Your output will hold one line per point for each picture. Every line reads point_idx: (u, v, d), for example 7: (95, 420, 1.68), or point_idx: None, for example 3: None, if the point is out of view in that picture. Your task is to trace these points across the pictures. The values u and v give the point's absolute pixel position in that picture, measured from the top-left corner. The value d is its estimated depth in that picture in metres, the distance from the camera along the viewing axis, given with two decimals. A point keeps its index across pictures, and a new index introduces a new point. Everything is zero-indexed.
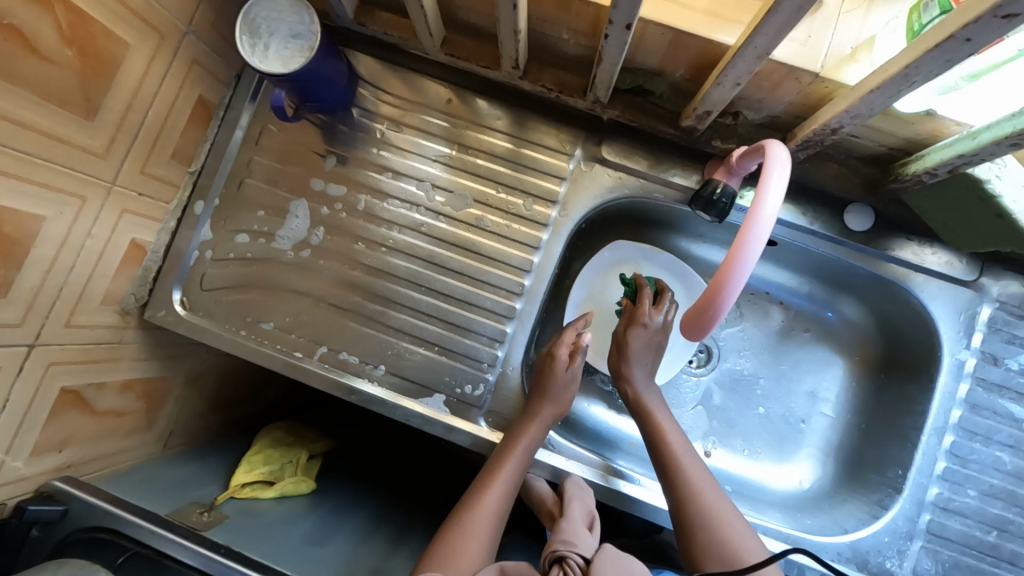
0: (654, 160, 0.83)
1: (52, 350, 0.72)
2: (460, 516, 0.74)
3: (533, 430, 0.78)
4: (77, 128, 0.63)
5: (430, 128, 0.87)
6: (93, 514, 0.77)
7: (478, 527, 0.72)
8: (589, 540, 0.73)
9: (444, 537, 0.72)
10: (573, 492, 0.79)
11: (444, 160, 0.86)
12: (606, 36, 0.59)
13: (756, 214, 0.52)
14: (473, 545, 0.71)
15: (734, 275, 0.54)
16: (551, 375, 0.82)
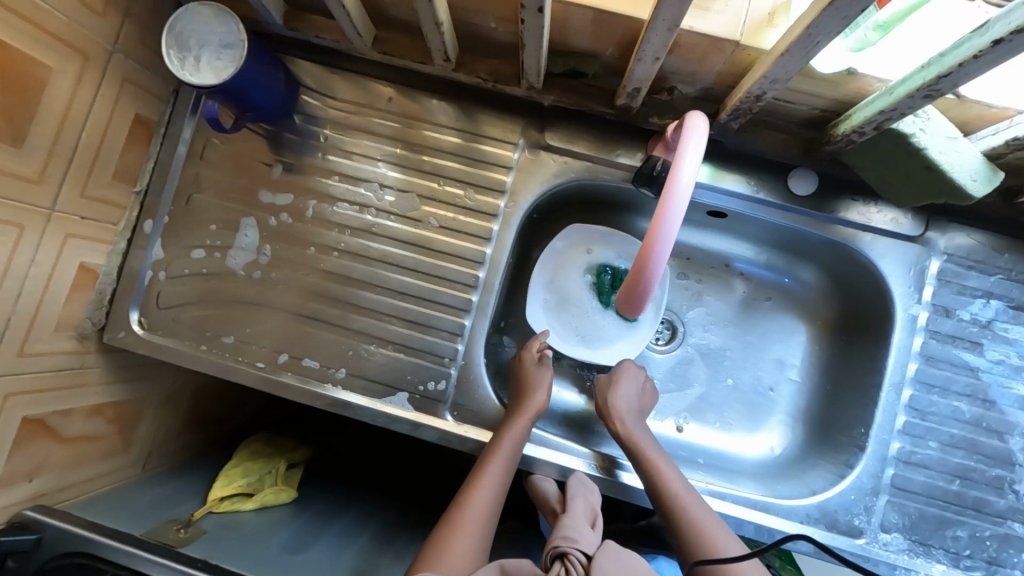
0: (598, 142, 0.83)
1: (8, 381, 0.72)
2: (451, 516, 0.74)
3: (518, 426, 0.79)
4: (6, 155, 0.63)
5: (374, 128, 0.87)
6: (67, 540, 0.77)
7: (468, 525, 0.73)
8: (591, 536, 0.74)
9: (435, 538, 0.72)
10: (575, 490, 0.80)
11: (390, 159, 0.86)
12: (523, 21, 0.60)
13: (675, 182, 0.56)
14: (464, 541, 0.71)
15: (659, 240, 0.57)
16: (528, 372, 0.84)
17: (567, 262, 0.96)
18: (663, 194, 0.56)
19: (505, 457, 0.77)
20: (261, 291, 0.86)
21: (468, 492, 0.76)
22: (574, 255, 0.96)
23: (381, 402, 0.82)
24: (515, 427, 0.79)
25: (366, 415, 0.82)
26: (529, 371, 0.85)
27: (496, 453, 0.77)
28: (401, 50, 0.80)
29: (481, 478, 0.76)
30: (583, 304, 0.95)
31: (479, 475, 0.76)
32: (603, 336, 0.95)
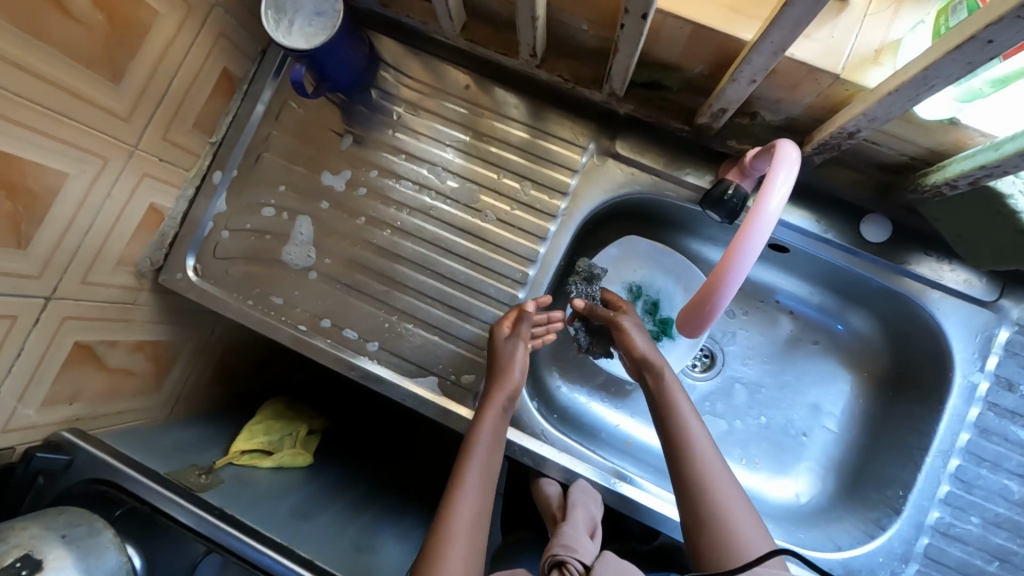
0: (668, 157, 0.82)
1: (65, 305, 0.75)
2: (439, 527, 0.67)
3: (491, 415, 0.75)
4: (103, 89, 0.66)
5: (446, 113, 0.87)
6: (97, 466, 0.81)
7: (461, 535, 0.67)
8: (590, 548, 0.73)
9: (424, 554, 0.65)
10: (577, 498, 0.79)
11: (457, 146, 0.87)
12: (622, 26, 0.59)
13: (762, 213, 0.55)
14: (459, 554, 0.65)
15: (739, 271, 0.56)
16: (495, 345, 0.78)
17: (614, 274, 0.94)
18: (750, 227, 0.55)
19: (489, 453, 0.73)
20: (314, 265, 0.87)
21: (451, 497, 0.70)
22: (622, 268, 0.94)
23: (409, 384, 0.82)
24: (488, 417, 0.75)
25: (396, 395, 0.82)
26: (497, 343, 0.79)
27: (475, 450, 0.73)
28: (487, 40, 0.80)
29: (466, 482, 0.71)
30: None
31: (464, 476, 0.71)
32: None
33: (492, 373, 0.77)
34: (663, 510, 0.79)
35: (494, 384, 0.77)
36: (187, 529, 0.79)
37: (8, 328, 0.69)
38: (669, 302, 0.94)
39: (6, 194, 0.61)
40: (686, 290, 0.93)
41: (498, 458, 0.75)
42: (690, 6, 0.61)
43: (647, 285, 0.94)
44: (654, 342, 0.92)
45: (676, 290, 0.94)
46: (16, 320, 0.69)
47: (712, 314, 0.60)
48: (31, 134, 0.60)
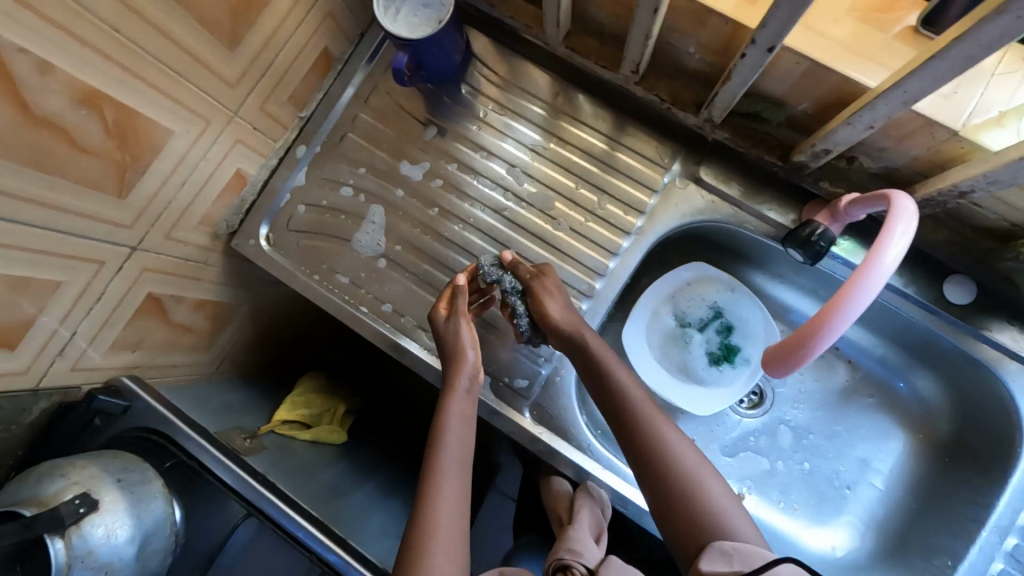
0: (752, 189, 0.82)
1: (147, 257, 0.77)
2: (418, 528, 0.68)
3: (456, 402, 0.76)
4: (219, 55, 0.68)
5: (519, 108, 0.88)
6: (152, 417, 0.83)
7: (445, 533, 0.68)
8: (596, 550, 0.77)
9: (407, 556, 0.66)
10: (583, 502, 0.84)
11: (526, 143, 0.87)
12: (743, 55, 0.59)
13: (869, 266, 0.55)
14: (446, 554, 0.66)
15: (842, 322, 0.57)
16: (438, 328, 0.80)
17: (694, 289, 0.94)
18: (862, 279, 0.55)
19: (450, 444, 0.74)
20: (383, 254, 0.88)
21: (428, 494, 0.71)
22: (702, 285, 0.94)
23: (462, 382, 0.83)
24: (453, 406, 0.76)
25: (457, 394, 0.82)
26: (439, 326, 0.80)
27: (443, 442, 0.74)
28: (587, 51, 0.80)
29: (438, 479, 0.72)
30: (676, 334, 0.94)
31: (437, 471, 0.73)
32: (685, 375, 0.92)
33: (447, 360, 0.78)
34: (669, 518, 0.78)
35: (450, 369, 0.77)
36: (229, 491, 0.81)
37: (95, 272, 0.71)
38: (742, 330, 0.93)
39: (118, 143, 0.63)
40: (757, 323, 0.93)
41: (464, 445, 0.76)
42: (812, 44, 0.61)
43: (725, 308, 0.94)
44: (712, 366, 0.92)
45: (751, 321, 0.93)
46: (103, 266, 0.72)
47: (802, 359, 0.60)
48: (150, 89, 0.62)
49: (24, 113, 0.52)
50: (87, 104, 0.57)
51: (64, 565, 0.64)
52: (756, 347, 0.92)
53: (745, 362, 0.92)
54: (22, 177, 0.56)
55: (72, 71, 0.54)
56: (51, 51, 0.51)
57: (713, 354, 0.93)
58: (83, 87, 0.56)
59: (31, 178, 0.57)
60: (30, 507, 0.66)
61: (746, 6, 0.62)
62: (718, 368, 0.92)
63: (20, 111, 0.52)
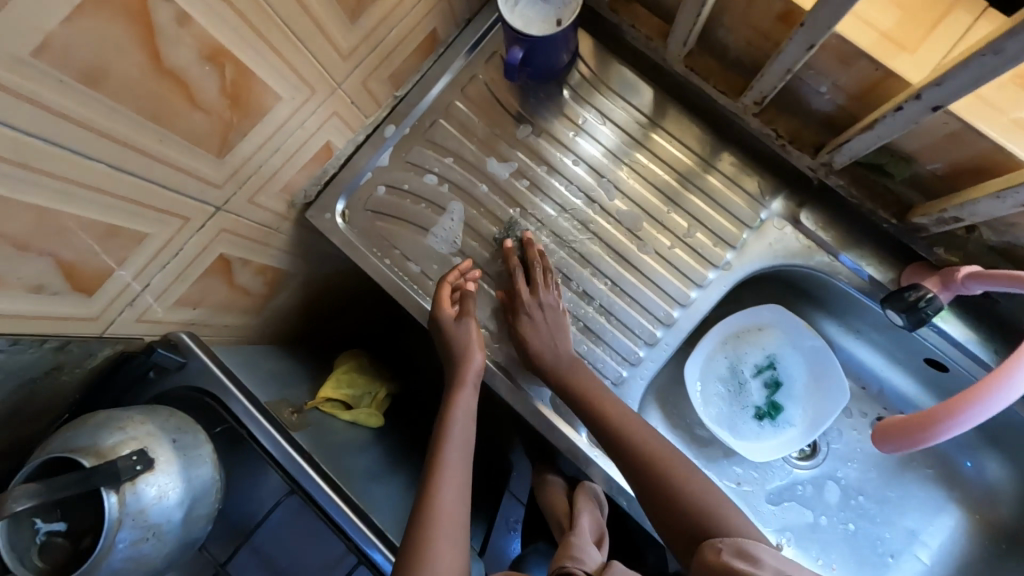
0: (853, 241, 0.79)
1: (227, 218, 0.76)
2: (423, 515, 0.73)
3: (462, 396, 0.80)
4: (340, 27, 0.66)
5: (606, 110, 0.86)
6: (207, 379, 0.81)
7: (449, 521, 0.73)
8: (595, 555, 0.81)
9: (410, 541, 0.71)
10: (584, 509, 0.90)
11: (606, 145, 0.86)
12: (899, 106, 0.57)
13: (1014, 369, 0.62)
14: (450, 540, 0.72)
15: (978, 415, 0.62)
16: (445, 331, 0.80)
17: (752, 337, 0.91)
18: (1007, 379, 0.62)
19: (458, 435, 0.80)
20: (460, 251, 0.86)
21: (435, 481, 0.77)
22: (762, 335, 0.91)
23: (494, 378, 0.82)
24: (460, 400, 0.81)
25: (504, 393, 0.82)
26: (447, 329, 0.80)
27: (448, 432, 0.80)
28: (708, 72, 0.77)
29: (444, 468, 0.78)
30: (725, 378, 0.91)
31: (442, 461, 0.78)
32: (733, 420, 0.90)
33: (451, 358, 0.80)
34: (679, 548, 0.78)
35: (455, 367, 0.80)
36: (272, 463, 0.80)
37: (180, 228, 0.70)
38: (790, 390, 0.90)
39: (230, 103, 0.61)
40: (817, 379, 0.89)
41: (464, 433, 0.82)
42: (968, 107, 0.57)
43: (779, 363, 0.91)
44: (755, 420, 0.90)
45: (803, 382, 0.90)
46: (187, 222, 0.70)
47: (926, 439, 0.65)
48: (270, 52, 0.60)
49: (154, 62, 0.50)
50: (212, 61, 0.55)
51: (116, 520, 0.63)
52: (800, 412, 0.89)
53: (787, 423, 0.89)
54: (136, 126, 0.54)
55: (206, 25, 0.52)
56: (192, 3, 0.49)
57: (756, 407, 0.91)
58: (212, 43, 0.53)
59: (144, 128, 0.55)
60: (87, 457, 0.64)
61: (889, 45, 0.58)
62: (758, 423, 0.90)
63: (151, 59, 0.50)
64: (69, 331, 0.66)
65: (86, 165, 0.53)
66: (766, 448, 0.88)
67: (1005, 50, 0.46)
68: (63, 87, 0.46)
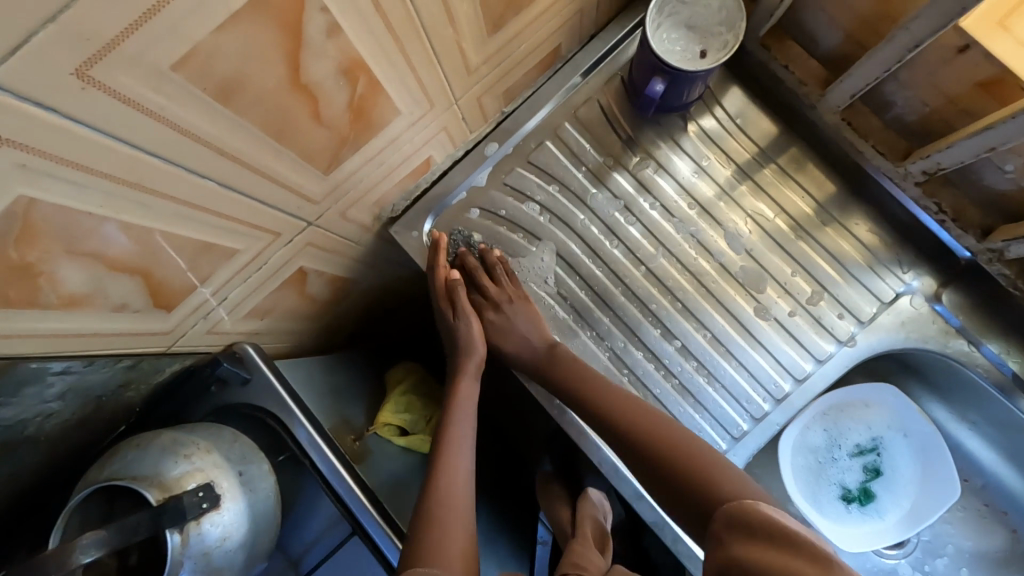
0: (997, 332, 0.72)
1: (316, 232, 0.69)
2: (430, 502, 0.68)
3: (464, 386, 0.78)
4: (477, 40, 0.58)
5: (722, 144, 0.79)
6: (269, 398, 0.74)
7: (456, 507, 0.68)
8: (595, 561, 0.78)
9: (420, 515, 0.66)
10: (586, 511, 0.88)
11: (716, 181, 0.79)
12: None
13: None
14: (459, 525, 0.66)
15: None
16: (450, 327, 0.80)
17: (860, 415, 0.84)
18: None
19: (461, 424, 0.76)
20: (554, 290, 0.78)
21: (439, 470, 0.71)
22: (871, 416, 0.84)
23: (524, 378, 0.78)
24: (464, 390, 0.78)
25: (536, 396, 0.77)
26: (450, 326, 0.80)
27: (455, 416, 0.76)
28: (866, 129, 0.69)
29: (450, 458, 0.72)
30: (821, 453, 0.85)
31: (446, 449, 0.73)
32: (824, 499, 0.84)
33: (455, 349, 0.81)
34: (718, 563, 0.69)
35: (459, 358, 0.80)
36: (326, 490, 0.75)
37: (269, 242, 0.63)
38: (890, 481, 0.84)
39: (352, 119, 0.54)
40: (921, 471, 0.82)
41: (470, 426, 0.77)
42: None
43: (884, 449, 0.84)
44: (841, 501, 0.84)
45: (904, 474, 0.83)
46: (277, 237, 0.63)
47: None
48: (405, 66, 0.53)
49: (292, 76, 0.43)
50: (348, 75, 0.48)
51: (177, 562, 0.58)
52: (893, 506, 0.83)
53: (876, 514, 0.83)
54: (256, 142, 0.47)
55: (353, 38, 0.44)
56: (346, 11, 0.42)
57: (848, 489, 0.84)
58: (354, 57, 0.46)
59: (263, 146, 0.48)
60: (151, 490, 0.59)
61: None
62: (844, 505, 0.84)
63: (290, 74, 0.43)
64: (141, 349, 0.59)
65: (197, 183, 0.46)
66: (854, 534, 0.81)
67: None
68: (197, 102, 0.39)
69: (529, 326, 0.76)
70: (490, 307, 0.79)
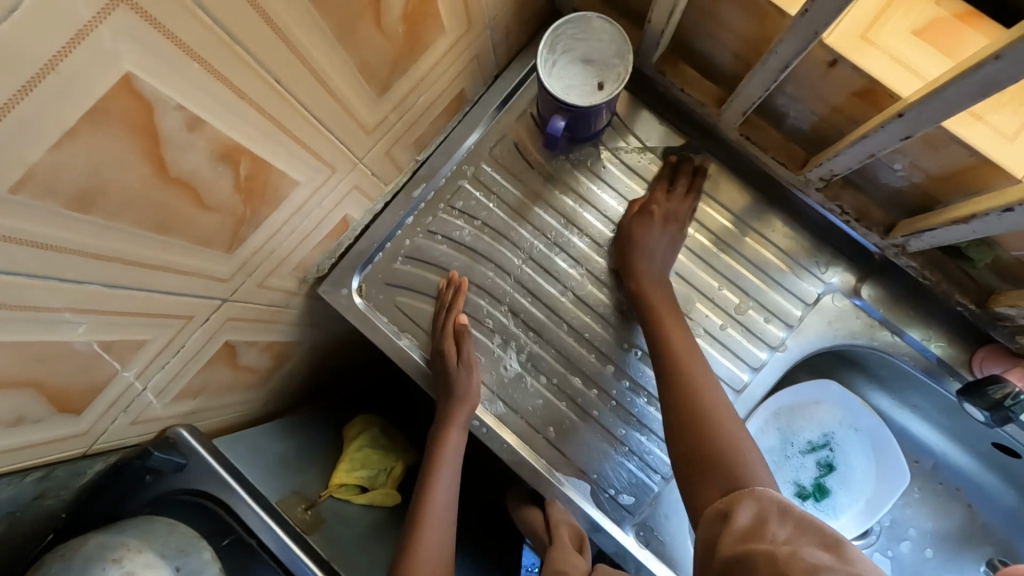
0: (918, 319, 0.73)
1: (234, 306, 0.67)
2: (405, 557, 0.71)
3: (452, 437, 0.75)
4: (367, 102, 0.58)
5: (638, 169, 0.81)
6: (209, 480, 0.72)
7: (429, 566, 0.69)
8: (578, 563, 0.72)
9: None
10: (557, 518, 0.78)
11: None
12: (1008, 209, 0.50)
13: None
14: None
15: None
16: (449, 375, 0.74)
17: (811, 413, 0.85)
18: None
19: (447, 475, 0.76)
20: (490, 330, 0.78)
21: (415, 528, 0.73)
22: (824, 412, 0.85)
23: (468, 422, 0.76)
24: (451, 442, 0.76)
25: (496, 448, 0.75)
26: (449, 371, 0.74)
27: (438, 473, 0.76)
28: (765, 141, 0.71)
29: (427, 516, 0.74)
30: (777, 453, 0.85)
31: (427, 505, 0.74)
32: (782, 499, 0.84)
33: (448, 395, 0.75)
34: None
35: (452, 405, 0.75)
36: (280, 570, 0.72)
37: (181, 326, 0.60)
38: (845, 476, 0.84)
39: (244, 199, 0.53)
40: (877, 465, 0.83)
41: (453, 477, 0.77)
42: None
43: (836, 445, 0.85)
44: (797, 499, 0.84)
45: (859, 470, 0.84)
46: (190, 319, 0.61)
47: None
48: (291, 141, 0.52)
49: (159, 173, 0.42)
50: (226, 160, 0.47)
51: None
52: (850, 501, 0.83)
53: (831, 510, 0.83)
54: (137, 240, 0.46)
55: (221, 125, 0.43)
56: (206, 105, 0.41)
57: (803, 487, 0.84)
58: (227, 143, 0.45)
59: (146, 242, 0.47)
60: None
61: (966, 117, 0.53)
62: (800, 502, 0.84)
63: (156, 171, 0.42)
64: (54, 455, 0.57)
65: (78, 289, 0.44)
66: None
67: None
68: (53, 218, 0.38)
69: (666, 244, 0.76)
70: (659, 207, 0.77)
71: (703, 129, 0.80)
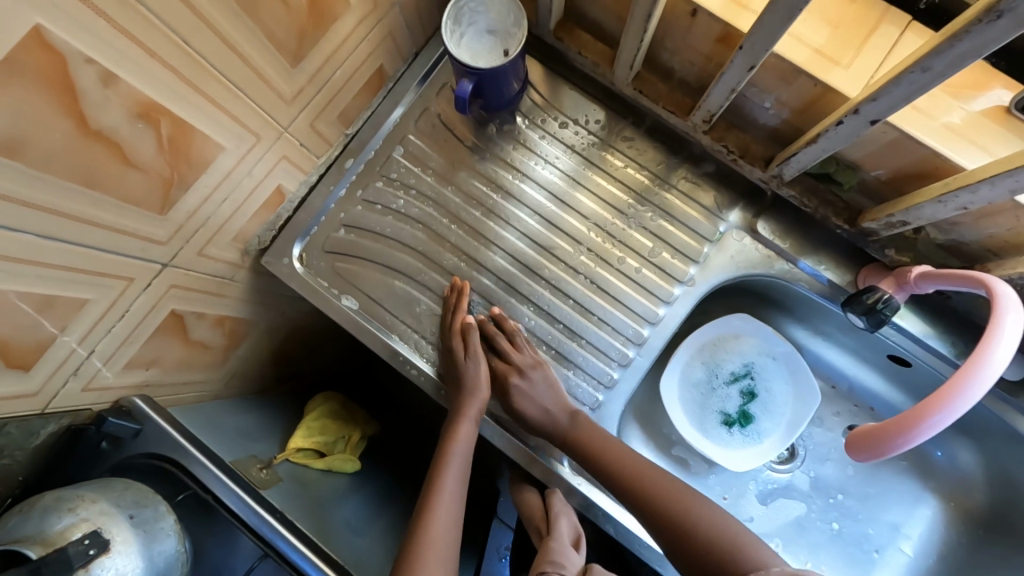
0: (808, 247, 0.81)
1: (176, 273, 0.70)
2: (413, 545, 0.73)
3: (461, 430, 0.78)
4: (280, 70, 0.64)
5: (562, 137, 0.87)
6: (164, 443, 0.76)
7: (438, 552, 0.73)
8: (575, 559, 0.75)
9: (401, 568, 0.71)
10: (560, 507, 0.80)
11: (563, 170, 0.86)
12: (839, 122, 0.58)
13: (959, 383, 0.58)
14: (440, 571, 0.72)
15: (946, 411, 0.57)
16: (458, 368, 0.79)
17: (731, 346, 0.92)
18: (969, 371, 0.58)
19: (452, 467, 0.79)
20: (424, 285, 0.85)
21: (425, 519, 0.75)
22: (742, 344, 0.91)
23: (411, 371, 0.83)
24: (461, 435, 0.78)
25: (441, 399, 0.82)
26: (458, 366, 0.79)
27: (448, 464, 0.79)
28: (655, 94, 0.78)
29: (435, 505, 0.76)
30: (703, 385, 0.92)
31: (436, 495, 0.77)
32: (709, 426, 0.90)
33: (458, 389, 0.80)
34: (598, 498, 0.78)
35: (462, 398, 0.79)
36: (233, 521, 0.76)
37: (122, 289, 0.64)
38: (765, 402, 0.91)
39: (169, 159, 0.58)
40: (793, 389, 0.90)
41: (461, 470, 0.80)
42: (909, 118, 0.58)
43: (757, 373, 0.92)
44: (723, 426, 0.90)
45: (777, 394, 0.91)
46: (132, 283, 0.65)
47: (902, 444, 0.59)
48: (208, 104, 0.58)
49: (79, 125, 0.47)
50: (145, 118, 0.52)
51: None
52: (771, 424, 0.90)
53: (755, 435, 0.90)
54: (67, 193, 0.51)
55: (133, 82, 0.49)
56: (115, 61, 0.47)
57: (729, 414, 0.91)
58: (143, 100, 0.51)
59: (73, 195, 0.51)
60: (34, 548, 0.60)
61: (803, 48, 0.60)
62: (728, 430, 0.91)
63: (75, 122, 0.47)
64: (6, 413, 0.62)
65: (11, 237, 0.49)
66: (737, 455, 0.88)
67: (933, 67, 0.46)
68: None
69: (548, 393, 0.78)
70: (513, 372, 0.80)
71: (609, 90, 0.87)
